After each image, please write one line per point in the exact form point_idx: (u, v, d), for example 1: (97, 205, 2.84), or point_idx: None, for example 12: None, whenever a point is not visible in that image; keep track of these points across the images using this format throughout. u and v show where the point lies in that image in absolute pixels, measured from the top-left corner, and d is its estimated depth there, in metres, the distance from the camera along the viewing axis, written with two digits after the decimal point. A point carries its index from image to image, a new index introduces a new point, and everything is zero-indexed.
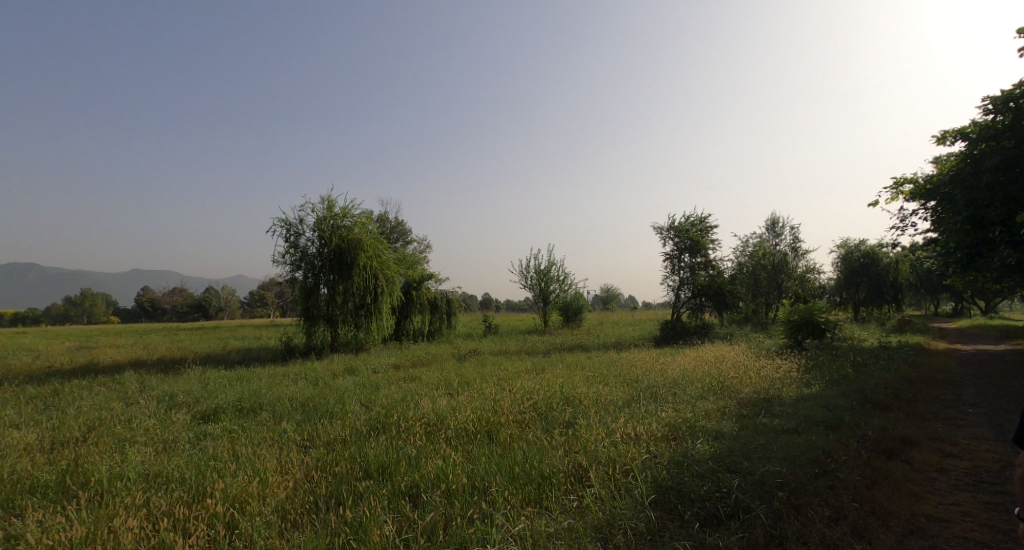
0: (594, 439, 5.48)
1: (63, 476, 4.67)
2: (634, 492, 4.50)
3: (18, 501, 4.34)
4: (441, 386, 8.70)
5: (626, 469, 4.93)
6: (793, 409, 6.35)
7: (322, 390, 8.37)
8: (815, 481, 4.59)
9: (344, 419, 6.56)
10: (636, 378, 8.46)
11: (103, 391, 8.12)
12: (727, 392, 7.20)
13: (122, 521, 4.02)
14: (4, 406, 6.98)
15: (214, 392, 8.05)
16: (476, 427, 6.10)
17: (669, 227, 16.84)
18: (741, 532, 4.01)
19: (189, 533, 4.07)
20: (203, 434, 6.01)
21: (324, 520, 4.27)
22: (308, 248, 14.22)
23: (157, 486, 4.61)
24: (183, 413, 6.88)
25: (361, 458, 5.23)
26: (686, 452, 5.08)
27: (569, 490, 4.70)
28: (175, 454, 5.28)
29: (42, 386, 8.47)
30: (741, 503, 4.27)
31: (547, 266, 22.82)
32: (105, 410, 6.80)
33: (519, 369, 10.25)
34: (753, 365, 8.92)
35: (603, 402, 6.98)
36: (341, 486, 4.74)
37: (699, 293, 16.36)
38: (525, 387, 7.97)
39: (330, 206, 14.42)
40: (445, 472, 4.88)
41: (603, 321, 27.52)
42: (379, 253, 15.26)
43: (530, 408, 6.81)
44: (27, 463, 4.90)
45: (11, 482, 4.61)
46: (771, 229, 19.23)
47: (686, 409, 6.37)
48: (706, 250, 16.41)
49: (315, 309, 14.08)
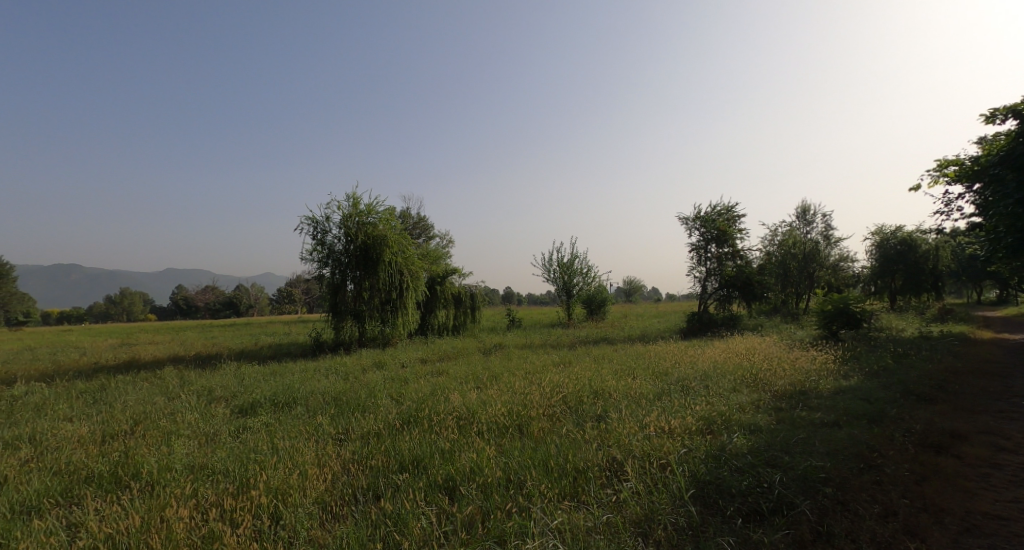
0: (627, 433, 5.40)
1: (115, 467, 4.83)
2: (672, 486, 4.43)
3: (76, 491, 4.50)
4: (469, 379, 8.75)
5: (662, 463, 4.86)
6: (833, 402, 6.17)
7: (353, 384, 8.50)
8: (861, 477, 4.43)
9: (376, 413, 6.62)
10: (665, 371, 8.34)
11: (146, 386, 8.38)
12: (761, 385, 7.05)
13: (173, 511, 4.11)
14: (57, 400, 7.28)
15: (250, 387, 8.24)
16: (506, 421, 6.09)
17: (695, 217, 16.51)
18: (786, 529, 3.91)
19: (236, 523, 4.16)
20: (242, 428, 6.13)
21: (363, 512, 4.33)
22: (335, 245, 14.42)
23: (204, 478, 4.72)
24: (223, 407, 7.05)
25: (395, 452, 5.27)
26: (723, 446, 4.97)
27: (605, 484, 4.65)
28: (218, 447, 5.40)
29: (90, 381, 8.79)
30: (785, 499, 4.16)
31: (570, 259, 22.74)
32: (148, 404, 7.03)
33: (546, 362, 10.23)
34: (787, 357, 8.70)
35: (634, 395, 6.90)
36: (378, 479, 4.78)
37: (726, 284, 16.07)
38: (554, 380, 7.94)
39: (355, 203, 14.58)
40: (479, 465, 4.88)
41: (626, 314, 27.31)
42: (404, 249, 15.39)
43: (560, 401, 6.78)
44: (81, 454, 5.08)
45: (69, 473, 4.78)
46: (802, 217, 18.66)
47: (720, 402, 6.24)
48: (734, 239, 16.04)
49: (342, 305, 14.31)
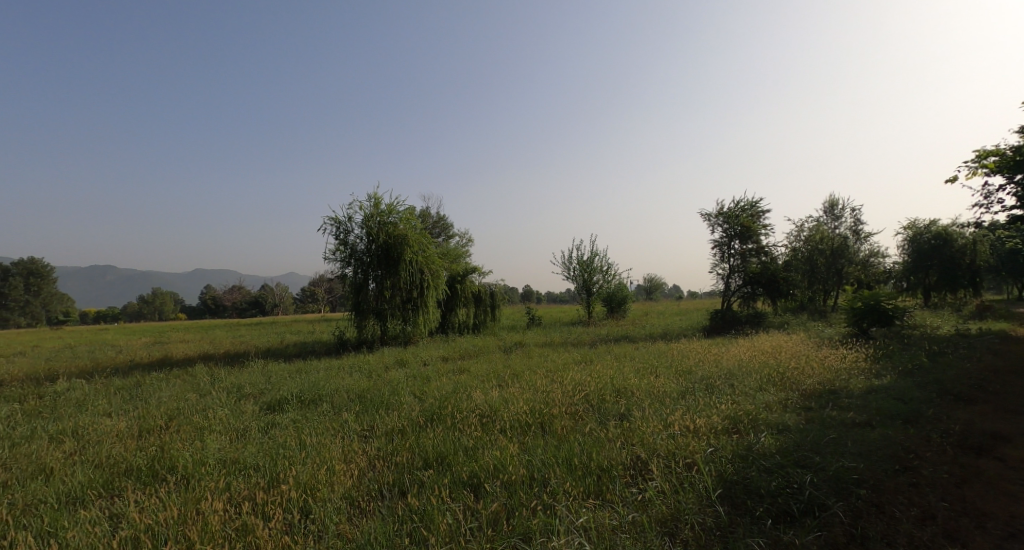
0: (651, 432, 5.37)
1: (152, 461, 4.98)
2: (699, 486, 4.39)
3: (116, 483, 4.65)
4: (490, 377, 8.79)
5: (688, 462, 4.81)
6: (864, 402, 6.03)
7: (376, 382, 8.61)
8: (896, 478, 4.32)
9: (399, 410, 6.71)
10: (688, 369, 8.26)
11: (178, 383, 8.61)
12: (788, 384, 6.92)
13: (208, 504, 4.23)
14: (95, 396, 7.55)
15: (278, 384, 8.41)
16: (528, 419, 6.11)
17: (718, 213, 16.28)
18: (818, 531, 3.85)
19: (269, 517, 4.26)
20: (271, 424, 6.27)
21: (390, 508, 4.39)
22: (357, 244, 14.61)
23: (236, 472, 4.84)
24: (252, 404, 7.21)
25: (419, 449, 5.33)
26: (750, 446, 4.90)
27: (630, 483, 4.63)
28: (248, 442, 5.53)
29: (126, 378, 9.07)
30: (816, 500, 4.10)
31: (590, 257, 22.62)
32: (181, 401, 7.22)
33: (567, 360, 10.22)
34: (815, 355, 8.53)
35: (657, 394, 6.85)
36: (404, 476, 4.84)
37: (751, 281, 15.82)
38: (576, 378, 7.93)
39: (376, 203, 14.74)
40: (503, 463, 4.90)
41: (647, 312, 27.10)
42: (424, 248, 15.51)
43: (582, 400, 6.77)
44: (120, 447, 5.26)
45: (109, 466, 4.95)
46: (830, 212, 18.22)
47: (746, 401, 6.15)
48: (758, 235, 15.77)
49: (365, 304, 14.49)
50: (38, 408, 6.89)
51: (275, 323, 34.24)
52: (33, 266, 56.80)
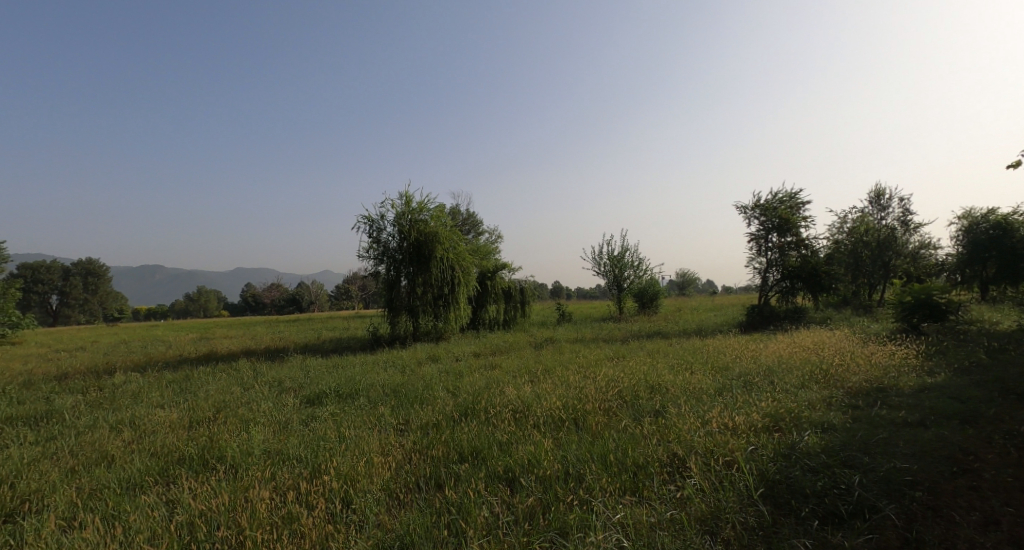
0: (688, 429, 5.30)
1: (203, 450, 5.21)
2: (740, 484, 4.32)
3: (170, 471, 4.88)
4: (522, 373, 8.83)
5: (728, 461, 4.74)
6: (915, 401, 5.79)
7: (410, 377, 8.75)
8: (953, 480, 4.13)
9: (434, 404, 6.81)
10: (725, 366, 8.11)
11: (223, 377, 8.96)
12: (832, 381, 6.72)
13: (256, 492, 4.40)
14: (149, 388, 7.93)
15: (316, 378, 8.65)
16: (562, 414, 6.12)
17: (754, 205, 15.89)
18: (869, 534, 3.74)
19: (312, 506, 4.39)
20: (311, 417, 6.45)
21: (428, 500, 4.47)
22: (389, 242, 14.85)
23: (280, 463, 5.01)
24: (292, 397, 7.45)
25: (455, 443, 5.40)
26: (793, 444, 4.79)
27: (667, 480, 4.60)
28: (291, 434, 5.72)
29: (176, 372, 9.50)
30: (866, 502, 3.98)
31: (621, 252, 22.40)
32: (227, 394, 7.51)
33: (598, 356, 10.17)
34: (860, 352, 8.25)
35: (694, 390, 6.76)
36: (440, 469, 4.92)
37: (790, 276, 15.41)
38: (609, 374, 7.89)
39: (407, 201, 14.95)
40: (538, 458, 4.92)
41: (681, 308, 26.72)
42: (455, 245, 15.64)
43: (616, 396, 6.73)
44: (173, 437, 5.52)
45: (163, 454, 5.20)
46: (875, 202, 17.47)
47: (787, 399, 6.01)
48: (798, 228, 15.32)
49: (397, 301, 14.73)
50: (98, 399, 7.29)
51: (311, 319, 35.20)
52: (90, 266, 59.82)
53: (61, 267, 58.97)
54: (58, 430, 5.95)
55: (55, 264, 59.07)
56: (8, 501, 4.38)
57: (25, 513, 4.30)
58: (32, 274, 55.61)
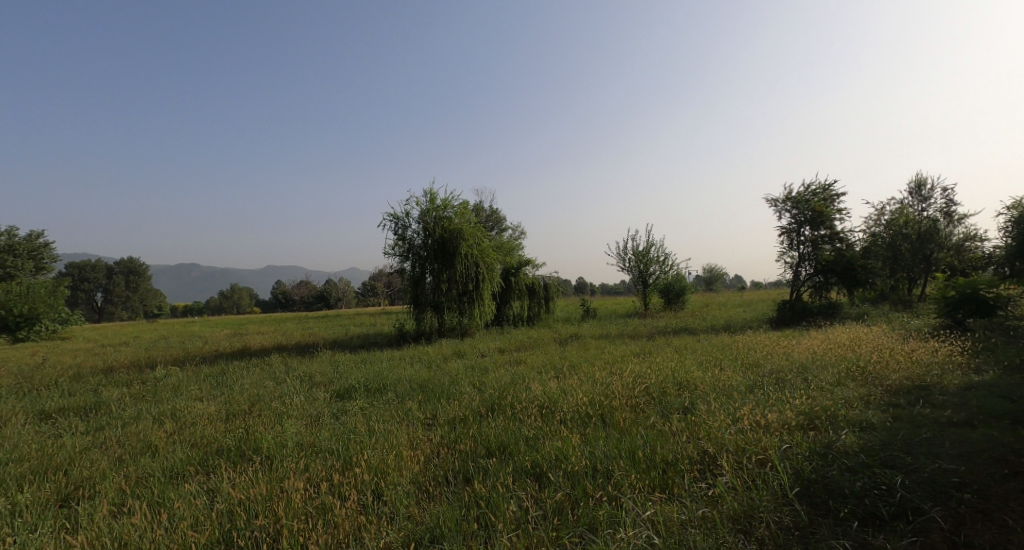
0: (718, 426, 5.22)
1: (239, 442, 5.36)
2: (774, 483, 4.25)
3: (210, 461, 5.04)
4: (548, 369, 8.83)
5: (761, 459, 4.65)
6: (960, 400, 5.58)
7: (436, 372, 8.83)
8: (1004, 483, 3.97)
9: (460, 400, 6.86)
10: (756, 363, 7.97)
11: (257, 371, 9.20)
12: (870, 379, 6.53)
13: (291, 482, 4.51)
14: (187, 382, 8.19)
15: (345, 373, 8.81)
16: (589, 410, 6.09)
17: (786, 198, 15.53)
18: (913, 537, 3.64)
19: (344, 497, 4.48)
20: (341, 411, 6.57)
21: (457, 494, 4.50)
22: (414, 239, 14.98)
23: (313, 455, 5.13)
24: (323, 392, 7.59)
25: (482, 437, 5.43)
26: (829, 443, 4.68)
27: (698, 477, 4.55)
28: (322, 427, 5.84)
29: (212, 366, 9.80)
30: (909, 504, 3.87)
31: (646, 247, 22.16)
32: (261, 387, 7.71)
33: (624, 352, 10.09)
34: (900, 349, 7.99)
35: (723, 387, 6.66)
36: (468, 463, 4.96)
37: (823, 271, 15.04)
38: (636, 370, 7.82)
39: (432, 198, 15.05)
40: (565, 453, 4.92)
41: (707, 307, 23.20)
42: (479, 241, 15.69)
43: (643, 392, 6.67)
44: (211, 429, 5.69)
45: (202, 445, 5.37)
46: (916, 193, 16.87)
47: (823, 397, 5.87)
48: (832, 221, 14.91)
49: (423, 297, 14.87)
50: (141, 392, 7.57)
51: (340, 315, 35.91)
52: (131, 265, 62.03)
53: (104, 266, 61.35)
54: (105, 420, 6.21)
55: (98, 263, 61.47)
56: (62, 487, 4.60)
57: (78, 499, 4.50)
58: (77, 272, 58.02)
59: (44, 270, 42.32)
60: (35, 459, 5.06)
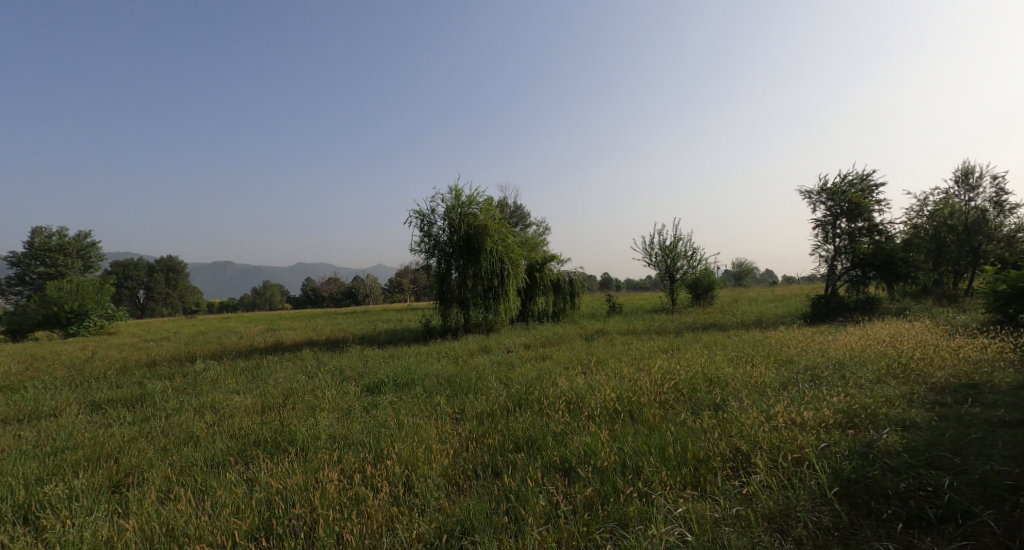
0: (751, 423, 5.12)
1: (275, 433, 5.50)
2: (811, 483, 4.15)
3: (248, 452, 5.18)
4: (574, 364, 8.79)
5: (797, 458, 4.54)
6: (1012, 399, 5.33)
7: (463, 368, 8.88)
8: None
9: (487, 395, 6.89)
10: (790, 359, 7.78)
11: (289, 365, 9.41)
12: (913, 377, 6.31)
13: (325, 473, 4.60)
14: (225, 375, 8.43)
15: (374, 368, 8.93)
16: (617, 406, 6.05)
17: (821, 189, 15.11)
18: (962, 541, 3.51)
19: (376, 488, 4.55)
20: (372, 405, 6.68)
21: (486, 487, 4.52)
22: (440, 236, 15.08)
23: (346, 447, 5.22)
24: (353, 386, 7.72)
25: (510, 432, 5.44)
26: (870, 442, 4.54)
27: (731, 475, 4.48)
28: (353, 420, 5.94)
29: (247, 360, 10.08)
30: (958, 506, 3.72)
31: (673, 242, 21.82)
32: (294, 381, 7.88)
33: (652, 348, 9.97)
34: (945, 345, 7.69)
35: (756, 384, 6.53)
36: (496, 458, 4.98)
37: (860, 264, 14.62)
38: (664, 366, 7.73)
39: (457, 195, 15.11)
40: (594, 449, 4.89)
41: (739, 308, 19.78)
42: (504, 237, 15.69)
43: (672, 389, 6.58)
44: (248, 421, 5.85)
45: (240, 436, 5.53)
46: (963, 182, 16.19)
47: (862, 395, 5.70)
48: (870, 212, 14.45)
49: (448, 293, 14.97)
50: (183, 385, 7.83)
51: (369, 312, 36.51)
52: (170, 262, 64.07)
53: (146, 264, 63.52)
54: (150, 411, 6.45)
55: (139, 261, 63.71)
56: (114, 474, 4.79)
57: (128, 485, 4.68)
58: (121, 270, 60.27)
59: (91, 268, 44.04)
60: (87, 448, 5.28)
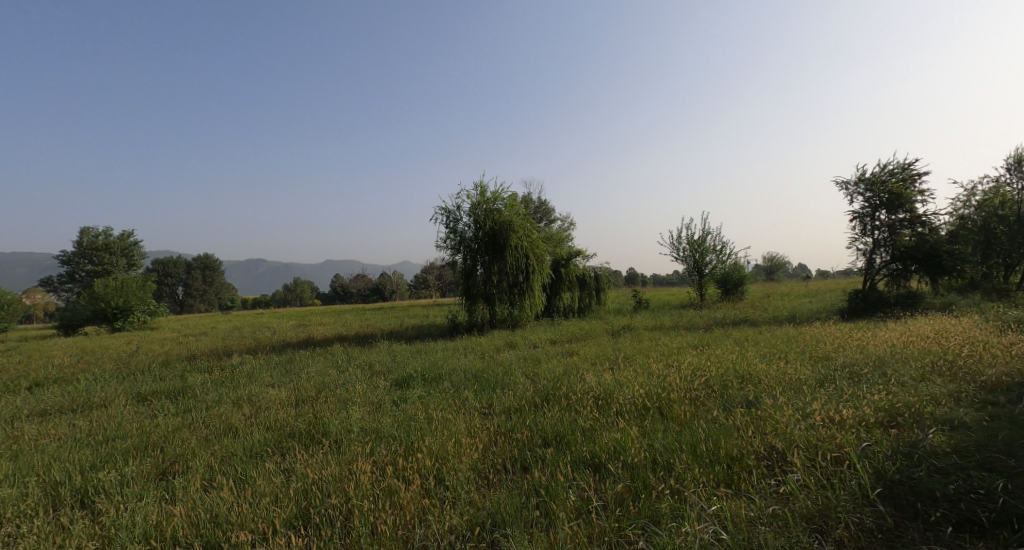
0: (786, 421, 4.99)
1: (309, 426, 5.60)
2: (852, 483, 4.03)
3: (284, 443, 5.29)
4: (601, 360, 8.72)
5: (836, 457, 4.41)
6: None
7: (489, 363, 8.91)
8: None
9: (515, 390, 6.89)
10: (826, 356, 7.55)
11: (321, 360, 9.60)
12: (960, 375, 6.05)
13: (358, 465, 4.67)
14: (260, 369, 8.65)
15: (402, 363, 9.04)
16: (646, 402, 5.98)
17: (859, 180, 14.63)
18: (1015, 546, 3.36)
19: (408, 480, 4.60)
20: (401, 399, 6.75)
21: (517, 481, 4.53)
22: (465, 232, 15.13)
23: (377, 440, 5.29)
24: (383, 380, 7.82)
25: (539, 428, 5.43)
26: (914, 442, 4.37)
27: (766, 474, 4.37)
28: (384, 414, 6.01)
29: (281, 355, 10.31)
30: (1011, 510, 3.56)
31: (702, 237, 21.44)
32: (326, 375, 8.03)
33: (681, 345, 9.82)
34: (994, 342, 7.36)
35: (790, 381, 6.37)
36: (525, 452, 4.97)
37: (901, 257, 14.14)
38: (694, 363, 7.60)
39: (482, 191, 15.13)
40: (624, 445, 4.84)
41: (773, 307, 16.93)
42: (529, 232, 15.66)
43: (702, 385, 6.47)
44: (283, 413, 5.98)
45: (276, 428, 5.65)
46: (1015, 170, 15.43)
47: (904, 393, 5.50)
48: (912, 203, 13.94)
49: (474, 289, 15.02)
50: (221, 378, 8.06)
51: (397, 308, 37.00)
52: (206, 260, 65.98)
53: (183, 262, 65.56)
54: (191, 403, 6.65)
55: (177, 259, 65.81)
56: (160, 462, 4.96)
57: (174, 473, 4.84)
58: (161, 267, 62.34)
59: (135, 267, 45.73)
60: (135, 437, 5.48)
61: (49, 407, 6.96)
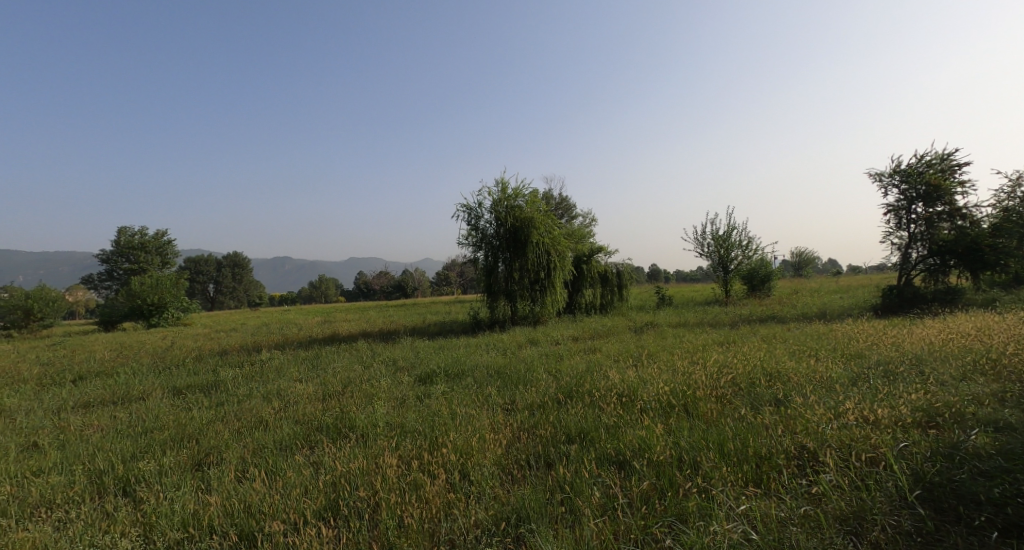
0: (817, 420, 4.86)
1: (336, 420, 5.68)
2: (888, 485, 3.90)
3: (312, 437, 5.37)
4: (625, 357, 8.64)
5: (870, 457, 4.28)
6: None
7: (512, 359, 8.91)
8: None
9: (537, 386, 6.87)
10: (859, 354, 7.32)
11: (346, 355, 9.72)
12: (1003, 375, 5.79)
13: (385, 459, 4.71)
14: (288, 364, 8.80)
15: (425, 359, 9.09)
16: (671, 400, 5.88)
17: (895, 172, 14.16)
18: None
19: (433, 474, 4.62)
20: (425, 394, 6.79)
21: (541, 477, 4.51)
22: (487, 229, 15.12)
23: (403, 434, 5.32)
24: (407, 376, 7.88)
25: (562, 424, 5.39)
26: (954, 442, 4.21)
27: (797, 473, 4.26)
28: (408, 409, 6.05)
29: (307, 350, 10.47)
30: None
31: (727, 233, 21.05)
32: (352, 371, 8.13)
33: (706, 342, 9.66)
34: None
35: (820, 379, 6.20)
36: (549, 449, 4.94)
37: (939, 252, 13.70)
38: (720, 360, 7.46)
39: (503, 188, 15.10)
40: (649, 442, 4.77)
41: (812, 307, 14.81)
42: (551, 229, 15.58)
43: (729, 383, 6.35)
44: (311, 408, 6.07)
45: (304, 421, 5.74)
46: None
47: (943, 393, 5.30)
48: (950, 195, 13.44)
49: (496, 286, 15.02)
50: (251, 372, 8.23)
51: (419, 304, 37.30)
52: (235, 258, 67.46)
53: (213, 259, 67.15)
54: (223, 397, 6.80)
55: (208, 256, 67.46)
56: (195, 453, 5.08)
57: (208, 464, 4.95)
58: (192, 265, 63.98)
59: (168, 263, 46.63)
60: (171, 429, 5.62)
61: (91, 399, 7.20)
